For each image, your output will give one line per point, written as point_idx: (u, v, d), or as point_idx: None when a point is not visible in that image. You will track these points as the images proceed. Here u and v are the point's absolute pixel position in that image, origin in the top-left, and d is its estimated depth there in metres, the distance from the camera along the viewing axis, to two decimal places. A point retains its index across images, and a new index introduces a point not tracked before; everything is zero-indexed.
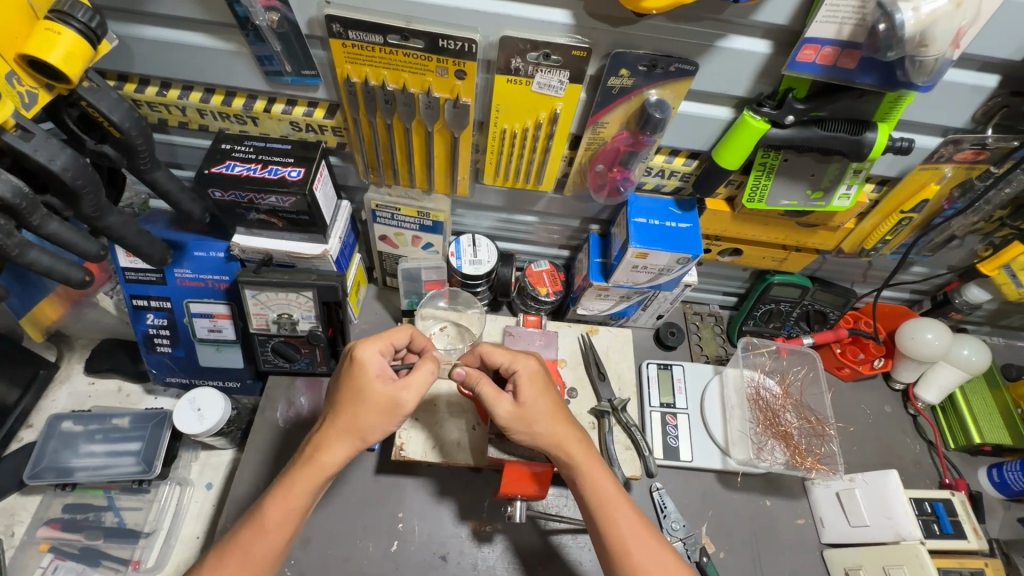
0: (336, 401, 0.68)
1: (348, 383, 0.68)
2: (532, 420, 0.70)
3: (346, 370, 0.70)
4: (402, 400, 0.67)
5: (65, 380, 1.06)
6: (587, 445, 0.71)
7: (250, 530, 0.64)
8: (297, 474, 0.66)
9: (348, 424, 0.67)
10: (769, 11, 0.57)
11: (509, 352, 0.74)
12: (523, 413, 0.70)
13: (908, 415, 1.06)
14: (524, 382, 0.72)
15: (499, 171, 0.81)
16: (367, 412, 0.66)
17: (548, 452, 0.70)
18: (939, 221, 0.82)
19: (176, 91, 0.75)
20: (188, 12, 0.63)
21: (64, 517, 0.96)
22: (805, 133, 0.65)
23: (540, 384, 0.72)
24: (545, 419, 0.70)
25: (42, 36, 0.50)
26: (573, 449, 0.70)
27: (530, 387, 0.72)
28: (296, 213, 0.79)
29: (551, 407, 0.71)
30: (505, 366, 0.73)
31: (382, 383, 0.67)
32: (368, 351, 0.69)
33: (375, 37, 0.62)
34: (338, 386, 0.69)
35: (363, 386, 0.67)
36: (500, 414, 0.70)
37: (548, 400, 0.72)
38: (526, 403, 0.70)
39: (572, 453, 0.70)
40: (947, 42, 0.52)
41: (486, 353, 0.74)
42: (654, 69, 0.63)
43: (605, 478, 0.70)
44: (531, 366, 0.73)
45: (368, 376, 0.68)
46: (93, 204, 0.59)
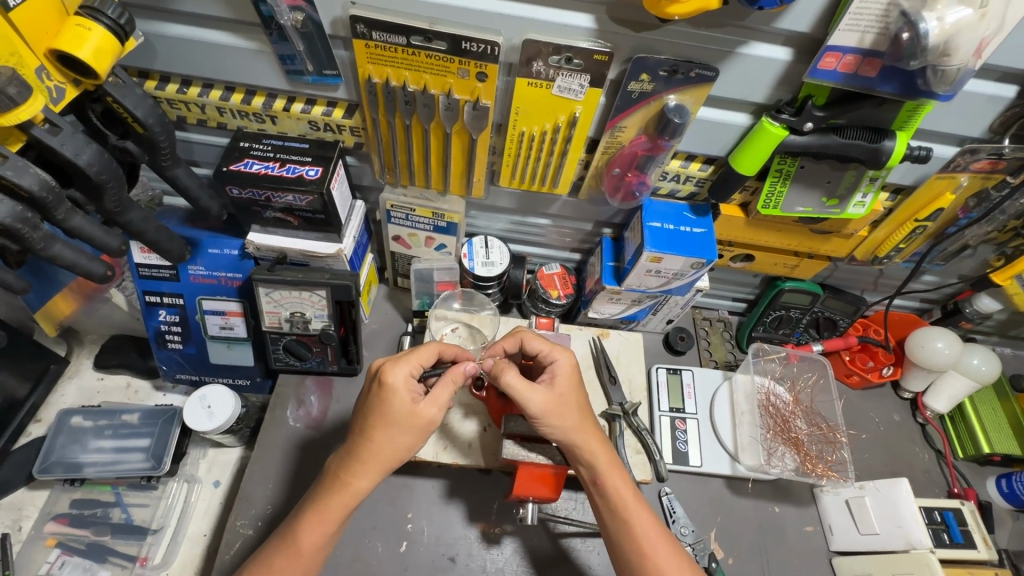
0: (380, 438, 0.68)
1: (410, 435, 0.68)
2: (556, 412, 0.69)
3: (409, 424, 0.68)
4: (433, 417, 0.69)
5: (74, 374, 1.06)
6: (608, 446, 0.72)
7: (284, 555, 0.67)
8: (332, 499, 0.68)
9: (388, 453, 0.68)
10: (791, 18, 0.57)
11: (549, 341, 0.76)
12: (555, 403, 0.70)
13: (917, 424, 1.06)
14: (560, 374, 0.73)
15: (515, 174, 0.81)
16: (400, 433, 0.68)
17: (570, 448, 0.70)
18: (952, 230, 0.82)
19: (196, 89, 0.75)
20: (213, 10, 0.64)
21: (71, 512, 0.95)
22: (824, 140, 0.65)
23: (576, 378, 0.73)
24: (573, 413, 0.70)
25: (73, 31, 0.50)
26: (594, 445, 0.70)
27: (566, 377, 0.72)
28: (312, 212, 0.80)
29: (575, 403, 0.71)
30: (544, 354, 0.75)
31: (413, 404, 0.68)
32: (398, 376, 0.68)
33: (398, 38, 0.62)
34: (388, 434, 0.68)
35: (394, 412, 0.67)
36: (530, 406, 0.69)
37: (579, 395, 0.73)
38: (559, 392, 0.71)
39: (595, 454, 0.70)
40: (970, 51, 0.52)
41: (527, 341, 0.77)
42: (674, 74, 0.64)
43: (624, 483, 0.70)
44: (564, 362, 0.74)
45: (401, 403, 0.68)
46: (116, 199, 0.59)
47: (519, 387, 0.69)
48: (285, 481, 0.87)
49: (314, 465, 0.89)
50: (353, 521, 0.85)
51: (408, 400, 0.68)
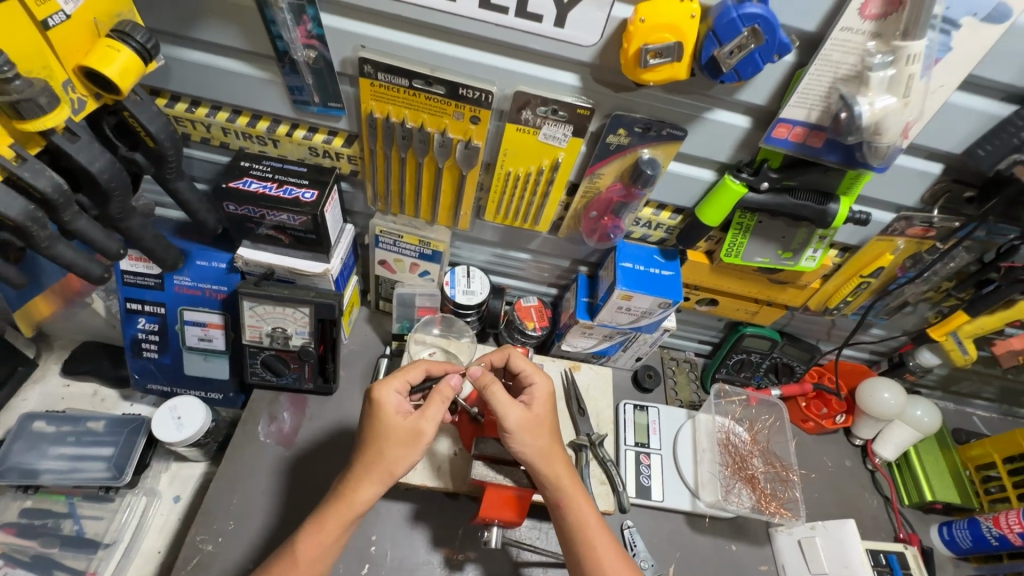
0: (377, 457, 0.71)
1: (402, 449, 0.71)
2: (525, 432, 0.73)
3: (398, 435, 0.71)
4: (421, 427, 0.72)
5: (40, 380, 1.05)
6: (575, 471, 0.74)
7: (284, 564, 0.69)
8: (330, 514, 0.70)
9: (383, 467, 0.70)
10: (750, 92, 0.65)
11: (532, 364, 0.80)
12: (532, 421, 0.73)
13: (866, 470, 1.12)
14: (537, 396, 0.76)
15: (500, 210, 0.87)
16: (391, 445, 0.71)
17: (538, 470, 0.72)
18: (893, 287, 0.90)
19: (204, 109, 0.79)
20: (231, 41, 0.69)
21: (20, 522, 0.92)
22: (778, 199, 0.73)
23: (552, 403, 0.77)
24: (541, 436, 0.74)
25: (103, 52, 0.54)
26: (560, 470, 0.73)
27: (542, 401, 0.76)
28: (304, 232, 0.84)
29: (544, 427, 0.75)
30: (526, 374, 0.79)
31: (400, 417, 0.72)
32: (385, 391, 0.73)
33: (401, 80, 0.68)
34: (378, 447, 0.71)
35: (385, 428, 0.71)
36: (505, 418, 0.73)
37: (552, 420, 0.76)
38: (534, 413, 0.74)
39: (562, 477, 0.72)
40: (898, 132, 0.60)
41: (512, 359, 0.81)
42: (649, 131, 0.71)
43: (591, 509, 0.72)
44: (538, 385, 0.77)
45: (390, 418, 0.72)
46: (121, 206, 0.62)
47: (502, 400, 0.72)
48: (255, 502, 0.87)
49: (284, 482, 0.89)
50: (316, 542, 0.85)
51: (396, 414, 0.72)
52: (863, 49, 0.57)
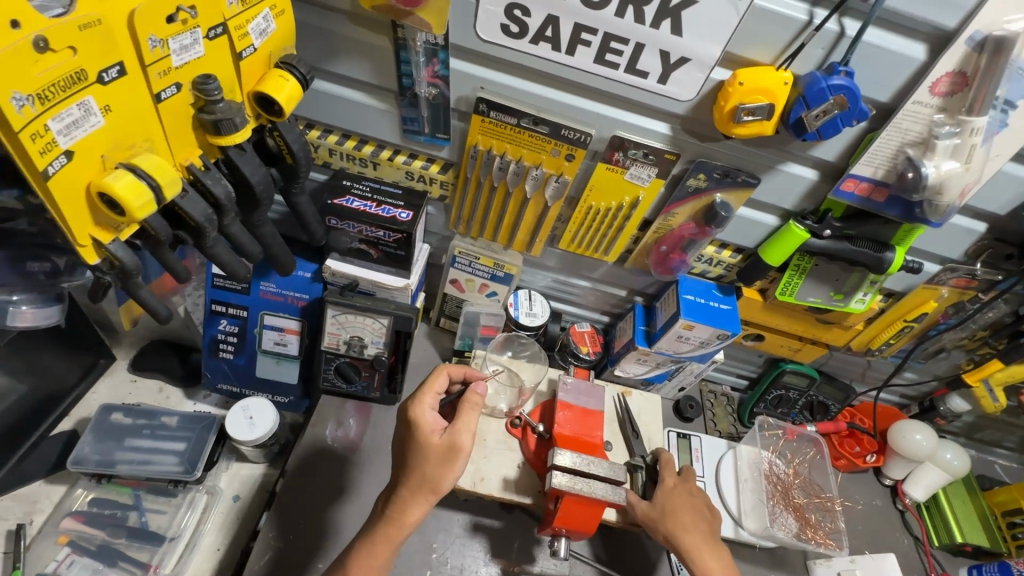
0: (421, 478, 0.73)
1: (442, 466, 0.73)
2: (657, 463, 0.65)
3: (436, 454, 0.73)
4: (458, 442, 0.74)
5: (111, 373, 1.07)
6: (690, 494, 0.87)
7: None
8: (380, 532, 0.74)
9: (427, 485, 0.73)
10: (823, 149, 0.73)
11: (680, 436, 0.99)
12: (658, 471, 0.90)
13: (896, 510, 1.16)
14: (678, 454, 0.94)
15: (574, 240, 0.94)
16: (430, 464, 0.73)
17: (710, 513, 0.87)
18: (933, 332, 0.97)
19: (316, 132, 0.87)
20: (362, 75, 0.77)
21: (90, 510, 0.95)
22: (839, 245, 0.80)
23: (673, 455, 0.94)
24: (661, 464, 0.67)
25: (274, 80, 0.62)
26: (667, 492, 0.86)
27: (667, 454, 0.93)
28: (395, 248, 0.90)
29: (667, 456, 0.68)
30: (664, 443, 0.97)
31: (435, 435, 0.75)
32: (420, 410, 0.77)
33: (510, 119, 0.76)
34: (419, 469, 0.73)
35: (422, 446, 0.74)
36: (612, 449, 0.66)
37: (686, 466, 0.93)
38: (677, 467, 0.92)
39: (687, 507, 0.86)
40: (957, 192, 0.68)
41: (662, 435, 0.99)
42: (725, 177, 0.79)
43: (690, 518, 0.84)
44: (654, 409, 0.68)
45: (426, 436, 0.74)
46: (260, 214, 0.66)
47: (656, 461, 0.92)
48: (311, 503, 0.90)
49: (340, 483, 0.93)
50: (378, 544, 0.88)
51: (432, 430, 0.75)
52: (931, 120, 0.65)
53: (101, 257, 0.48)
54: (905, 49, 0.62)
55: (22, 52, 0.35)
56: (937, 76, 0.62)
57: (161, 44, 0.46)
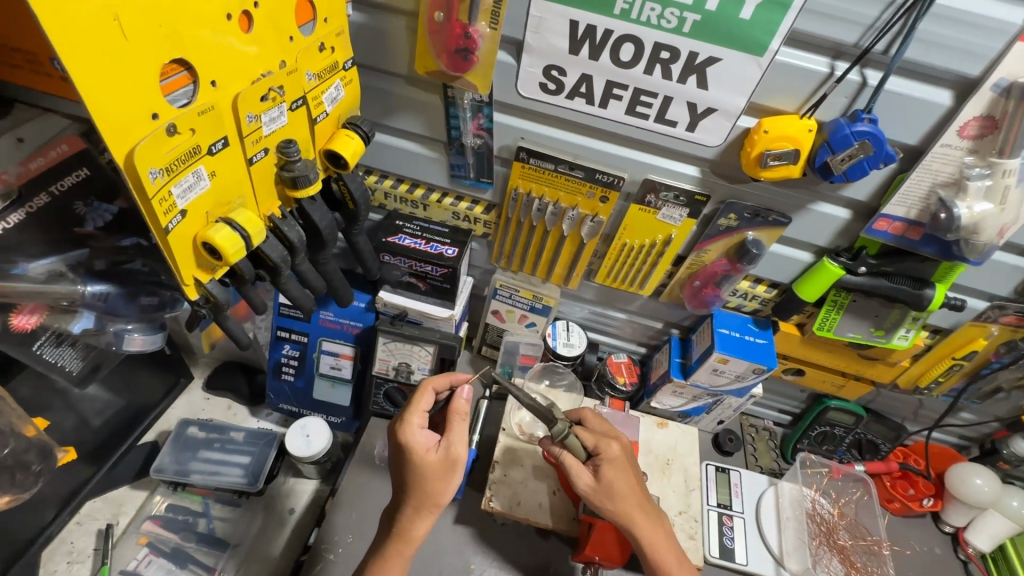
0: (423, 495, 0.78)
1: (439, 480, 0.78)
2: (622, 495, 0.77)
3: (433, 471, 0.78)
4: (453, 457, 0.79)
5: (188, 391, 1.18)
6: (630, 492, 0.78)
7: None
8: (391, 548, 0.79)
9: (429, 500, 0.78)
10: (853, 189, 0.75)
11: (605, 424, 0.87)
12: (603, 484, 0.78)
13: (958, 560, 1.10)
14: (613, 462, 0.79)
15: (610, 274, 0.98)
16: (430, 482, 0.78)
17: (615, 507, 0.77)
18: (987, 371, 0.92)
19: (374, 177, 0.96)
20: (416, 128, 0.86)
21: (166, 515, 1.04)
22: (874, 282, 0.81)
23: (621, 464, 0.79)
24: (627, 491, 0.78)
25: (341, 139, 0.71)
26: (619, 487, 0.77)
27: (611, 465, 0.79)
28: (441, 281, 0.98)
29: (634, 483, 0.78)
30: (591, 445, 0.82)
31: (429, 454, 0.79)
32: (409, 429, 0.80)
33: (548, 165, 0.83)
34: (421, 487, 0.78)
35: (418, 467, 0.78)
36: (580, 485, 0.78)
37: (628, 474, 0.79)
38: (605, 477, 0.78)
39: (625, 509, 0.77)
40: (994, 232, 0.68)
41: (586, 419, 0.87)
42: (756, 217, 0.82)
43: (643, 519, 0.77)
44: (612, 446, 0.80)
45: (421, 457, 0.78)
46: (326, 254, 0.76)
47: (572, 463, 0.79)
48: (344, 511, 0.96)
49: (374, 498, 0.97)
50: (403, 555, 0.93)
51: (426, 450, 0.79)
52: (961, 162, 0.67)
53: (199, 293, 0.58)
54: (930, 96, 0.64)
55: (159, 138, 0.45)
56: (965, 120, 0.64)
57: (255, 119, 0.56)
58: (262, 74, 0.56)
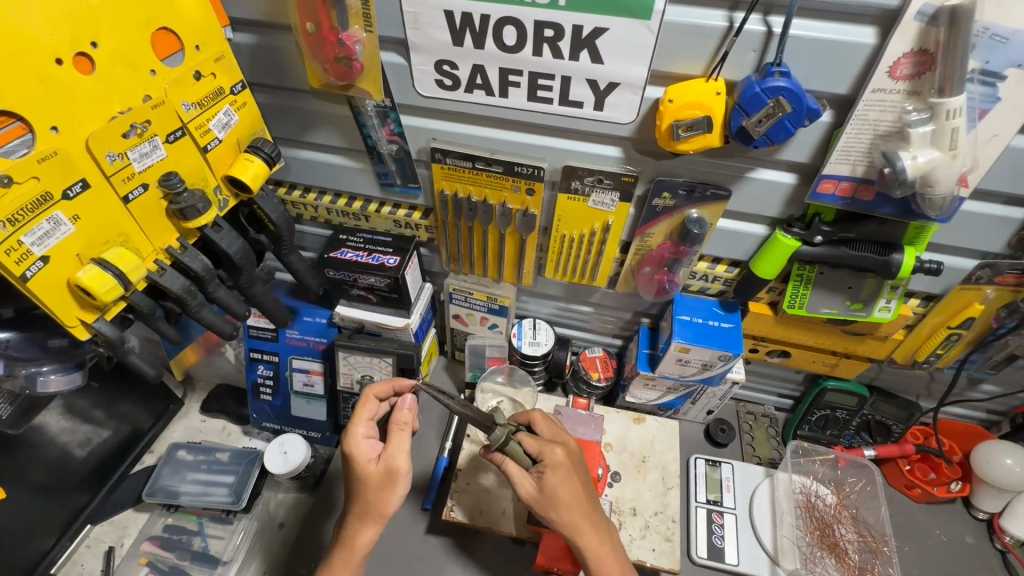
0: (366, 504, 0.78)
1: (380, 488, 0.77)
2: (565, 503, 0.72)
3: (375, 481, 0.78)
4: (394, 466, 0.78)
5: (183, 415, 1.23)
6: (578, 499, 0.73)
7: None
8: (339, 561, 0.78)
9: (373, 510, 0.78)
10: (790, 151, 0.67)
11: (555, 428, 0.82)
12: (545, 494, 0.73)
13: (995, 550, 0.98)
14: (557, 469, 0.74)
15: (559, 268, 0.94)
16: (371, 491, 0.77)
17: (559, 515, 0.72)
18: (992, 338, 0.82)
19: (313, 194, 0.96)
20: (335, 142, 0.85)
21: (163, 535, 1.08)
22: (834, 251, 0.73)
23: (565, 471, 0.74)
24: (571, 501, 0.72)
25: (241, 163, 0.71)
26: (562, 495, 0.72)
27: (554, 472, 0.73)
28: (388, 292, 0.96)
29: (579, 492, 0.73)
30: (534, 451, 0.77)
31: (369, 463, 0.78)
32: (352, 440, 0.80)
33: (466, 163, 0.79)
34: (362, 496, 0.78)
35: (360, 476, 0.78)
36: (522, 493, 0.74)
37: (573, 481, 0.74)
38: (548, 485, 0.72)
39: (571, 519, 0.72)
40: (952, 183, 0.58)
41: (535, 423, 0.83)
42: (693, 193, 0.75)
43: (590, 528, 0.73)
44: (558, 452, 0.75)
45: (362, 467, 0.78)
46: (247, 277, 0.76)
47: (514, 473, 0.74)
48: None
49: None
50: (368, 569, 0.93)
51: (368, 459, 0.79)
52: (900, 107, 0.58)
53: (91, 333, 0.59)
54: (850, 36, 0.56)
55: None
56: (894, 59, 0.55)
57: (120, 157, 0.56)
58: (120, 111, 0.56)
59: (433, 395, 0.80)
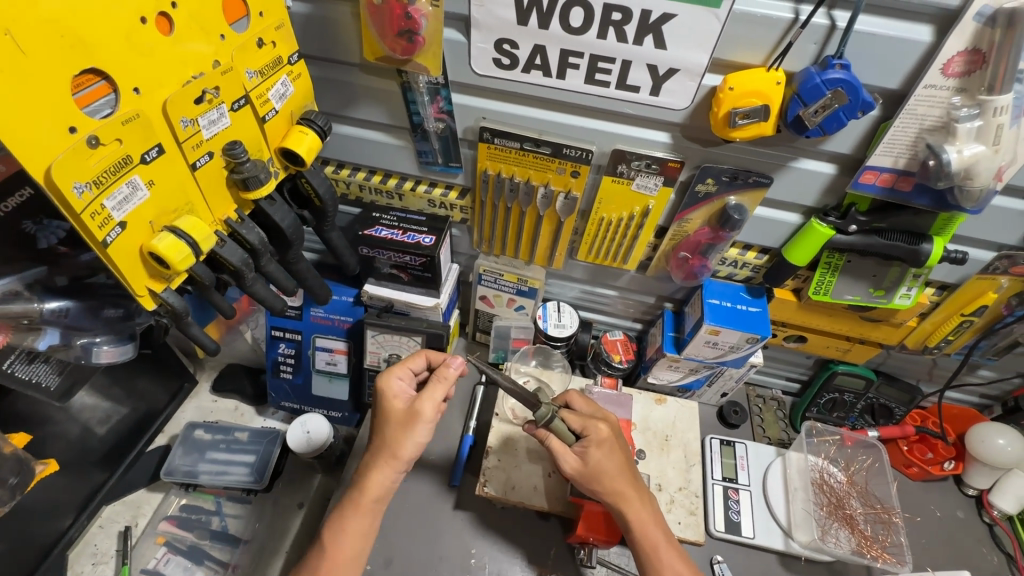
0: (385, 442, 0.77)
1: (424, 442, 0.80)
2: (610, 475, 0.76)
3: (395, 417, 0.79)
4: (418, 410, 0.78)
5: (195, 395, 1.21)
6: (623, 473, 0.77)
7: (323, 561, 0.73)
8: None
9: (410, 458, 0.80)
10: (835, 142, 0.70)
11: (592, 405, 0.86)
12: (589, 469, 0.76)
13: (983, 524, 1.05)
14: (601, 445, 0.77)
15: (593, 251, 0.96)
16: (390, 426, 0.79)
17: (604, 489, 0.76)
18: (999, 326, 0.88)
19: (347, 171, 0.95)
20: (378, 118, 0.84)
21: (181, 515, 1.07)
22: (867, 240, 0.77)
23: (608, 446, 0.78)
24: (614, 472, 0.76)
25: (295, 135, 0.70)
26: (606, 468, 0.76)
27: (597, 448, 0.77)
28: (421, 271, 0.96)
29: (621, 463, 0.78)
30: (577, 429, 0.80)
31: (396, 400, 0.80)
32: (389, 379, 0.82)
33: (514, 143, 0.80)
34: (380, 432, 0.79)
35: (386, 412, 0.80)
36: (566, 468, 0.77)
37: (616, 456, 0.78)
38: (593, 461, 0.76)
39: (617, 490, 0.76)
40: (990, 176, 0.63)
41: (571, 402, 0.87)
42: (735, 179, 0.78)
43: (634, 499, 0.77)
44: (601, 428, 0.79)
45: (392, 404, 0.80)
46: (294, 252, 0.76)
47: (556, 449, 0.77)
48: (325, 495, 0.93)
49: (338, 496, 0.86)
50: (398, 545, 0.95)
51: (397, 398, 0.81)
52: (949, 103, 0.62)
53: (156, 303, 0.59)
54: (908, 34, 0.59)
55: (80, 151, 0.44)
56: (948, 56, 0.58)
57: (192, 123, 0.55)
58: (193, 76, 0.55)
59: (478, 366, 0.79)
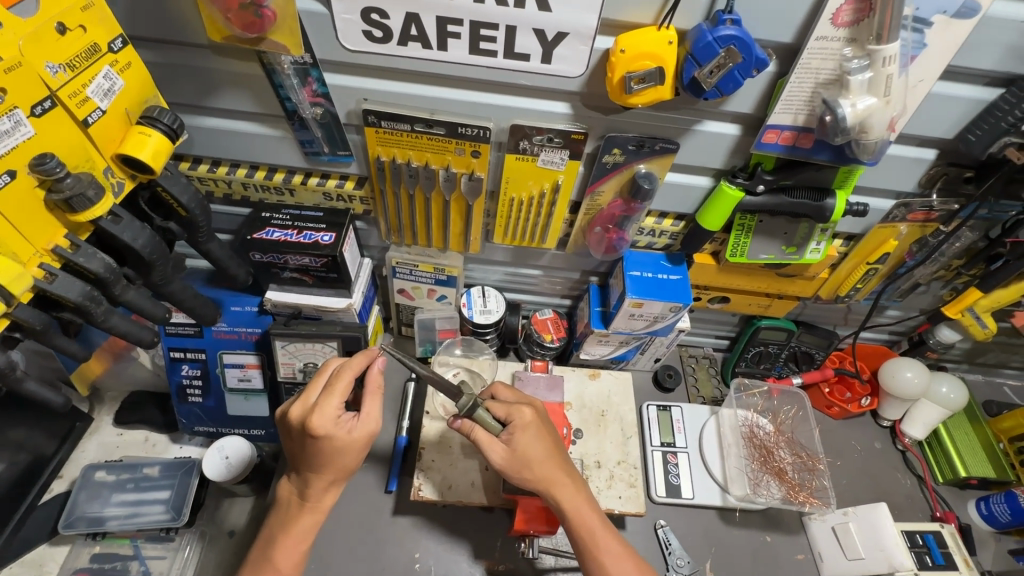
0: (333, 464, 0.74)
1: (356, 452, 0.75)
2: (538, 461, 0.74)
3: (345, 446, 0.73)
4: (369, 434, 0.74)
5: (95, 431, 1.09)
6: (551, 458, 0.75)
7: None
8: (301, 519, 0.78)
9: (341, 469, 0.76)
10: (736, 102, 0.67)
11: (516, 393, 0.82)
12: (515, 457, 0.74)
13: (897, 451, 1.12)
14: (526, 431, 0.75)
15: (508, 233, 0.90)
16: (346, 455, 0.74)
17: (535, 477, 0.74)
18: (902, 270, 0.92)
19: (224, 168, 0.84)
20: (245, 106, 0.73)
21: (91, 566, 0.96)
22: (775, 200, 0.75)
23: (533, 431, 0.76)
24: (542, 457, 0.75)
25: (135, 138, 0.59)
26: (533, 455, 0.74)
27: (522, 433, 0.75)
28: (325, 271, 0.88)
29: (550, 447, 0.76)
30: (501, 417, 0.77)
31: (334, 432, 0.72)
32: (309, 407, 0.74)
33: (403, 125, 0.72)
34: (332, 461, 0.74)
35: (327, 446, 0.72)
36: (494, 459, 0.74)
37: (543, 441, 0.76)
38: (519, 448, 0.73)
39: (546, 477, 0.74)
40: (884, 128, 0.61)
41: (496, 392, 0.83)
42: (642, 147, 0.74)
43: (564, 483, 0.75)
44: (525, 413, 0.77)
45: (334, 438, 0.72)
46: (161, 272, 0.66)
47: (481, 440, 0.74)
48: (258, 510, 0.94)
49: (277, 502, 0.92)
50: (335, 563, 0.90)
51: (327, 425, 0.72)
52: (840, 55, 0.60)
53: None
54: None
55: None
56: (836, 7, 0.56)
57: None
58: None
59: (398, 357, 0.73)
